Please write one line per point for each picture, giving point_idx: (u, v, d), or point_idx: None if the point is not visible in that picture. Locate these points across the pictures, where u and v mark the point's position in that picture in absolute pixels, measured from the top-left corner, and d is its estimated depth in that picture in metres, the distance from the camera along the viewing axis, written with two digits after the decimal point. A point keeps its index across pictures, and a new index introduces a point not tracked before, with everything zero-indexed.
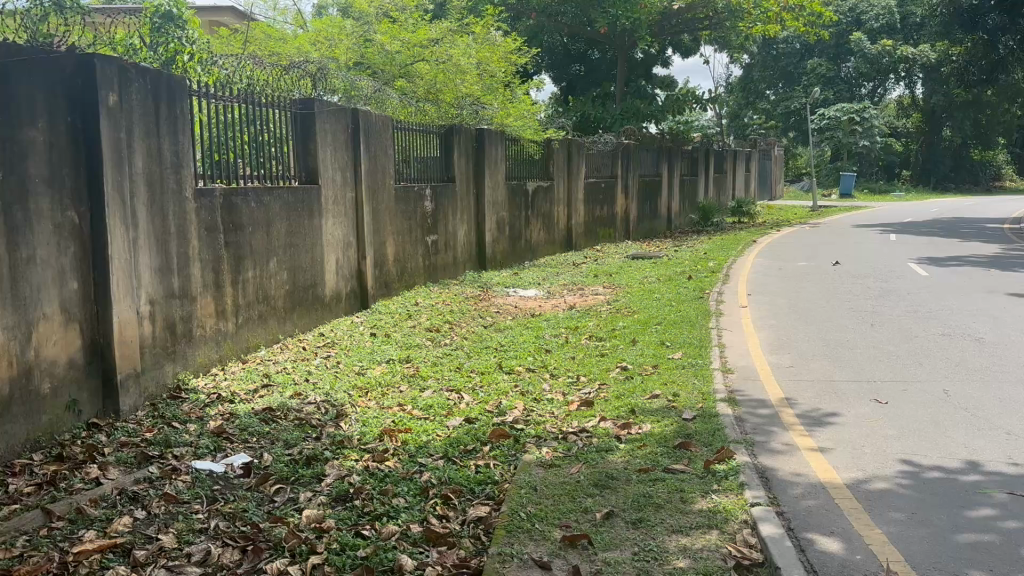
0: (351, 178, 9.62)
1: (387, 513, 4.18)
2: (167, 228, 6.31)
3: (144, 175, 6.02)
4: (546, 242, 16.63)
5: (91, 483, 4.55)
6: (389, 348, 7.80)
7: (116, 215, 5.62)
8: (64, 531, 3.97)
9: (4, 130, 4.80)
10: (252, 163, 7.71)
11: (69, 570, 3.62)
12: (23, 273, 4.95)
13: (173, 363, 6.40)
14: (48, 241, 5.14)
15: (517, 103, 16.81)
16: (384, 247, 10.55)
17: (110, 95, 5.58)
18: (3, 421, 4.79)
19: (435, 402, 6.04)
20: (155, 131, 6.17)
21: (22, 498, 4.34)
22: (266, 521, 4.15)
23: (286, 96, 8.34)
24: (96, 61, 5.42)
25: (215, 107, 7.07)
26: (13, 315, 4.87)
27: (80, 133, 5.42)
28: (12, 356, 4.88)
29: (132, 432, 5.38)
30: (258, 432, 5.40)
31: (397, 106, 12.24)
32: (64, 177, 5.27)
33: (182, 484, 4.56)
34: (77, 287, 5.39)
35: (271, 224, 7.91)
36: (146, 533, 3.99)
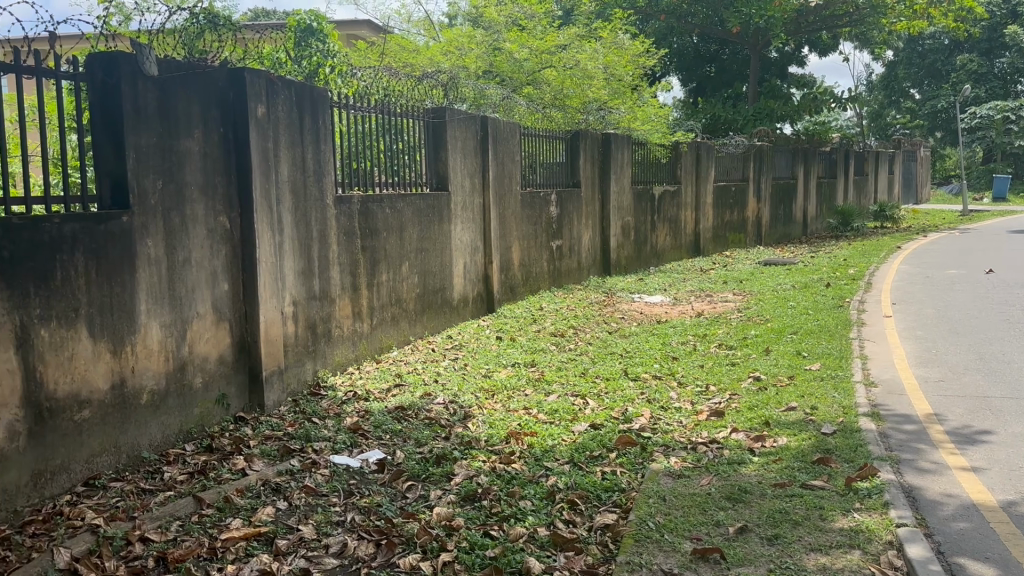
0: (480, 185, 9.77)
1: (515, 515, 4.21)
2: (310, 233, 6.61)
3: (289, 183, 6.33)
4: (673, 247, 16.35)
5: (238, 473, 4.82)
6: (515, 352, 7.87)
7: (263, 220, 5.94)
8: (213, 518, 4.21)
9: (165, 140, 5.15)
10: (387, 170, 7.95)
11: (217, 555, 3.83)
12: (180, 274, 5.30)
13: (314, 361, 6.69)
14: (202, 244, 5.48)
15: (645, 107, 16.62)
16: (510, 252, 10.66)
17: (259, 106, 5.88)
18: (160, 412, 5.14)
19: (560, 407, 6.04)
20: (299, 140, 6.47)
21: (176, 486, 4.64)
22: (399, 516, 4.26)
23: (419, 105, 8.59)
24: (246, 74, 5.74)
25: (354, 117, 7.37)
26: (170, 313, 5.23)
27: (232, 142, 5.75)
28: (169, 352, 5.23)
29: (275, 426, 5.65)
30: (391, 430, 5.56)
31: (525, 113, 12.35)
32: (216, 184, 5.60)
33: (321, 477, 4.75)
34: (227, 288, 5.73)
35: (404, 229, 8.14)
36: (287, 523, 4.18)
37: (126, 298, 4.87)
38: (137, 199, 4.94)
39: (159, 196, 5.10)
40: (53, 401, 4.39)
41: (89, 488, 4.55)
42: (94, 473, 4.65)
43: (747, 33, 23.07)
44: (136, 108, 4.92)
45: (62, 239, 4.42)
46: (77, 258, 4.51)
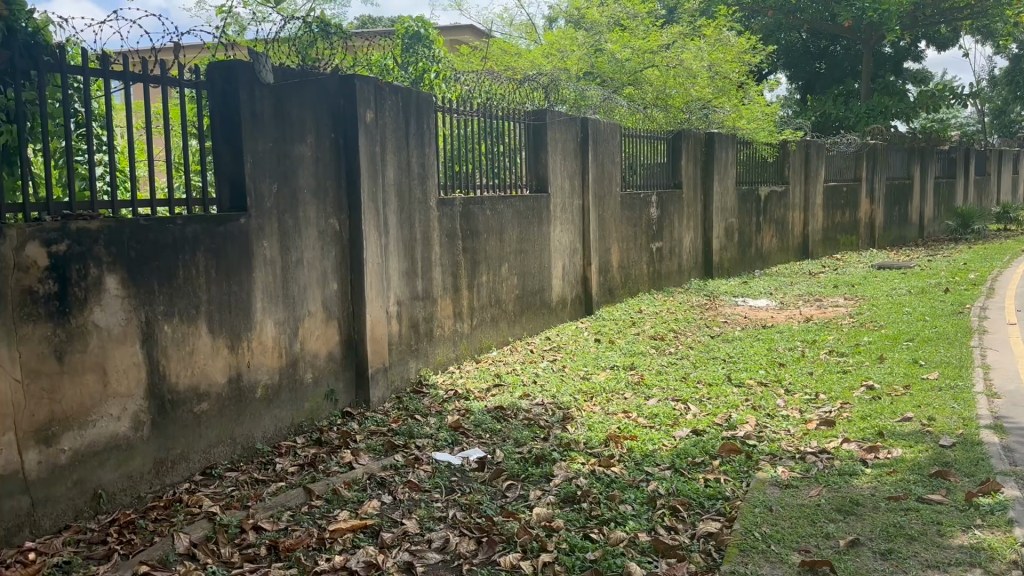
0: (579, 186, 9.76)
1: (615, 518, 4.19)
2: (414, 234, 6.75)
3: (396, 186, 6.49)
4: (779, 250, 15.90)
5: (345, 467, 4.97)
6: (614, 354, 7.83)
7: (371, 222, 6.11)
8: (322, 509, 4.36)
9: (281, 145, 5.37)
10: (488, 173, 8.04)
11: (326, 545, 3.97)
12: (293, 274, 5.52)
13: (416, 360, 6.84)
14: (313, 245, 5.68)
15: (751, 105, 16.21)
16: (610, 254, 10.60)
17: (367, 112, 6.06)
18: (272, 406, 5.36)
19: (661, 411, 5.97)
20: (405, 144, 6.63)
21: (287, 477, 4.83)
22: (499, 515, 4.30)
23: (520, 108, 8.67)
24: (356, 81, 5.92)
25: (457, 121, 7.50)
26: (283, 311, 5.44)
27: (342, 147, 5.94)
28: (282, 348, 5.45)
29: (380, 422, 5.80)
30: (491, 429, 5.62)
31: (626, 113, 12.29)
32: (327, 187, 5.80)
33: (424, 472, 4.86)
34: (337, 288, 5.93)
35: (504, 230, 8.21)
36: (392, 517, 4.29)
37: (242, 296, 5.09)
38: (254, 201, 5.16)
39: (274, 198, 5.32)
40: (174, 394, 4.65)
41: (207, 477, 4.80)
42: (211, 462, 4.89)
43: (859, 27, 22.21)
44: (254, 115, 5.14)
45: (185, 240, 4.66)
46: (198, 258, 4.75)
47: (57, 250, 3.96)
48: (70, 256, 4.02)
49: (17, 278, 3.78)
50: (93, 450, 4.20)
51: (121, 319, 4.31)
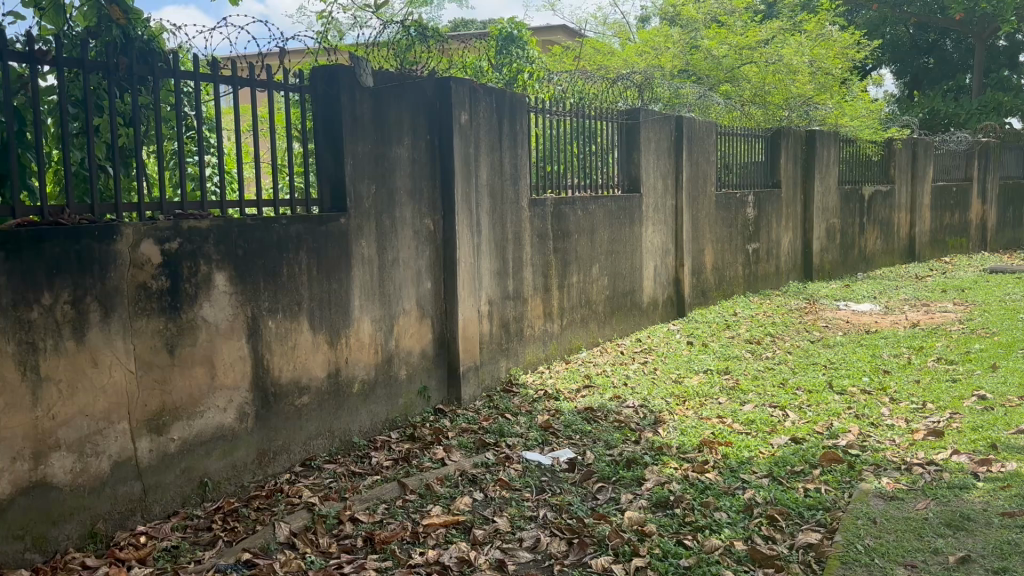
0: (673, 186, 9.62)
1: (710, 526, 4.11)
2: (505, 234, 6.80)
3: (488, 186, 6.54)
4: (883, 252, 15.29)
5: (437, 462, 5.05)
6: (707, 358, 7.68)
7: (464, 222, 6.18)
8: (415, 503, 4.43)
9: (379, 147, 5.49)
10: (580, 173, 8.02)
11: (420, 539, 4.04)
12: (390, 272, 5.63)
13: (507, 359, 6.89)
14: (409, 245, 5.79)
15: (854, 102, 15.63)
16: (704, 255, 10.42)
17: (462, 113, 6.13)
18: (368, 401, 5.49)
19: (757, 417, 5.82)
20: (498, 145, 6.68)
21: (382, 471, 4.94)
22: (591, 517, 4.29)
23: (613, 107, 8.60)
24: (452, 83, 6.00)
25: (550, 121, 7.50)
26: (380, 309, 5.57)
27: (437, 148, 6.03)
28: (377, 345, 5.57)
29: (472, 419, 5.86)
30: (581, 431, 5.61)
31: (722, 111, 12.05)
32: (422, 188, 5.90)
33: (515, 471, 4.89)
34: (430, 287, 6.02)
35: (595, 231, 8.17)
36: (484, 514, 4.33)
37: (341, 293, 5.23)
38: (354, 201, 5.29)
39: (372, 199, 5.45)
40: (277, 387, 4.82)
41: (306, 468, 4.95)
42: (311, 454, 5.05)
43: (972, 20, 21.14)
44: (354, 118, 5.28)
45: (288, 238, 4.81)
46: (300, 256, 4.91)
47: (169, 248, 4.15)
48: (181, 253, 4.21)
49: (133, 274, 3.99)
50: (200, 439, 4.39)
51: (228, 314, 4.49)
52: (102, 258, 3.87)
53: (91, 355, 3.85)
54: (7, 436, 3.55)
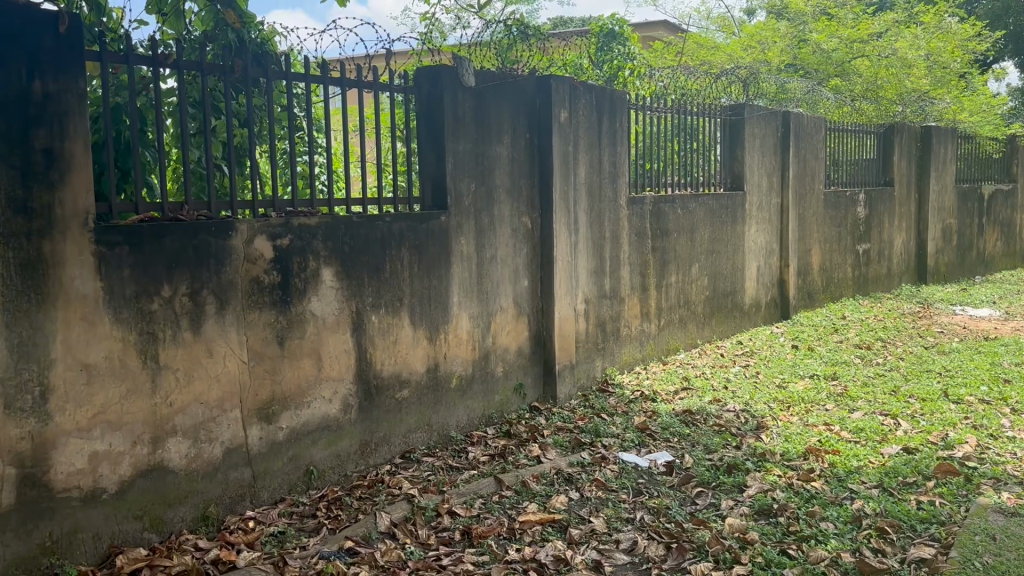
0: (778, 184, 9.35)
1: (815, 536, 3.97)
2: (603, 233, 6.75)
3: (587, 184, 6.51)
4: (1003, 254, 14.46)
5: (533, 460, 5.06)
6: (813, 362, 7.42)
7: (562, 220, 6.17)
8: (512, 500, 4.46)
9: (479, 145, 5.54)
10: (680, 171, 7.88)
11: (516, 536, 4.05)
12: (488, 270, 5.67)
13: (603, 358, 6.84)
14: (507, 243, 5.82)
15: (975, 96, 14.81)
16: (810, 256, 10.08)
17: (562, 112, 6.12)
18: (465, 396, 5.56)
19: (867, 425, 5.59)
20: (597, 142, 6.63)
21: (479, 466, 4.99)
22: (690, 522, 4.21)
23: (716, 103, 8.41)
24: (552, 81, 5.99)
25: (650, 118, 7.39)
26: (477, 305, 5.62)
27: (536, 147, 6.04)
28: (475, 342, 5.63)
29: (567, 418, 5.85)
30: (680, 433, 5.52)
31: (829, 106, 11.65)
32: (521, 186, 5.92)
33: (611, 472, 4.85)
34: (527, 285, 6.04)
35: (696, 230, 8.02)
36: (580, 513, 4.31)
37: (441, 290, 5.31)
38: (454, 200, 5.36)
39: (472, 197, 5.50)
40: (379, 380, 4.93)
41: (405, 460, 5.05)
42: (409, 447, 5.15)
43: None
44: (455, 117, 5.34)
45: (391, 235, 4.91)
46: (402, 253, 5.00)
47: (280, 244, 4.31)
48: (291, 249, 4.37)
49: (247, 268, 4.16)
50: (307, 429, 4.53)
51: (334, 308, 4.62)
52: (218, 253, 4.04)
53: (207, 345, 4.03)
54: (129, 420, 3.75)
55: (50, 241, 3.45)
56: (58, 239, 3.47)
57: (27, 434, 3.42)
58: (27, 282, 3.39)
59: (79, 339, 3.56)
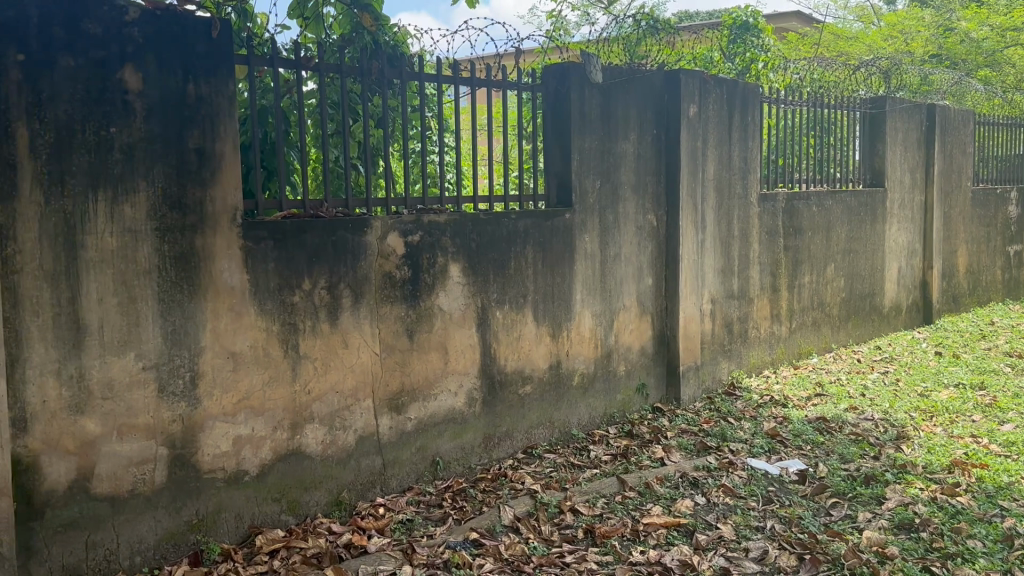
0: (922, 180, 8.83)
1: (961, 554, 3.73)
2: (732, 232, 6.56)
3: (716, 180, 6.34)
4: None
5: (657, 461, 4.98)
6: (958, 370, 6.97)
7: (689, 218, 6.04)
8: (635, 501, 4.40)
9: (605, 142, 5.49)
10: (815, 167, 7.56)
11: (640, 538, 4.00)
12: (611, 268, 5.62)
13: (730, 360, 6.66)
14: (631, 241, 5.75)
15: None
16: (956, 257, 9.48)
17: (691, 106, 5.99)
18: (588, 394, 5.54)
19: (1020, 439, 5.20)
20: (727, 137, 6.45)
21: (601, 465, 4.95)
22: (824, 533, 4.04)
23: (854, 96, 8.01)
24: (682, 76, 5.87)
25: (784, 112, 7.12)
26: (601, 304, 5.58)
27: (664, 143, 5.93)
28: (598, 340, 5.59)
29: (692, 421, 5.73)
30: (812, 441, 5.30)
31: (979, 98, 10.91)
32: (647, 182, 5.83)
33: (739, 478, 4.71)
34: (652, 283, 5.95)
35: (831, 229, 7.68)
36: (707, 518, 4.21)
37: (565, 287, 5.30)
38: (579, 197, 5.34)
39: (597, 194, 5.46)
40: (502, 375, 4.98)
41: (527, 456, 5.08)
42: (531, 443, 5.17)
43: None
44: (582, 114, 5.32)
45: (517, 233, 4.94)
46: (528, 250, 5.02)
47: (411, 240, 4.41)
48: (422, 245, 4.47)
49: (380, 263, 4.28)
50: (433, 421, 4.63)
51: (461, 303, 4.70)
52: (353, 248, 4.18)
53: (342, 337, 4.18)
54: (270, 407, 3.94)
55: (202, 236, 3.66)
56: (208, 234, 3.68)
57: (178, 417, 3.65)
58: (180, 274, 3.61)
59: (226, 329, 3.76)
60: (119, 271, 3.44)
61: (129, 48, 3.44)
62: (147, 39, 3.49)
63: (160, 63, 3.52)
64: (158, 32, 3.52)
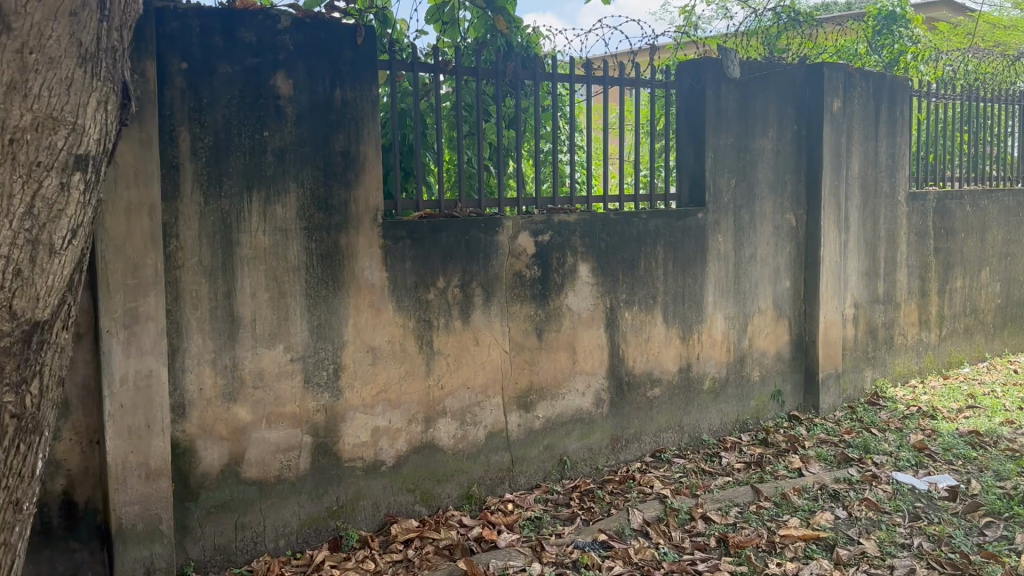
0: None
1: None
2: (877, 233, 6.24)
3: (861, 179, 6.06)
4: None
5: (794, 471, 4.80)
6: None
7: (830, 218, 5.79)
8: (770, 512, 4.26)
9: (742, 139, 5.34)
10: (969, 165, 7.09)
11: (776, 549, 3.87)
12: (746, 269, 5.46)
13: (872, 368, 6.34)
14: (768, 241, 5.57)
15: None
16: None
17: (835, 101, 5.74)
18: (719, 400, 5.40)
19: None
20: (873, 133, 6.14)
21: (734, 472, 4.81)
22: (977, 554, 3.79)
23: (1015, 88, 7.46)
24: (825, 69, 5.64)
25: (935, 106, 6.71)
26: (735, 306, 5.43)
27: (804, 140, 5.71)
28: (731, 343, 5.44)
29: (831, 431, 5.50)
30: (964, 456, 4.98)
31: None
32: (786, 181, 5.63)
33: (884, 493, 4.48)
34: (789, 286, 5.74)
35: (987, 230, 7.19)
36: (848, 533, 4.03)
37: (697, 289, 5.19)
38: (713, 196, 5.21)
39: (731, 193, 5.32)
40: (631, 377, 4.93)
41: (656, 459, 5.00)
42: (660, 447, 5.09)
43: None
44: (718, 110, 5.19)
45: (647, 232, 4.88)
46: (659, 250, 4.95)
47: (542, 240, 4.44)
48: (552, 244, 4.48)
49: (511, 263, 4.33)
50: (561, 420, 4.64)
51: (590, 303, 4.68)
52: (486, 248, 4.24)
53: (474, 334, 4.25)
54: (405, 401, 4.05)
55: (345, 235, 3.80)
56: (352, 234, 3.82)
57: (322, 407, 3.81)
58: (325, 271, 3.76)
59: (366, 324, 3.90)
60: (270, 267, 3.62)
61: (281, 56, 3.62)
62: (298, 47, 3.65)
63: (309, 70, 3.68)
64: (308, 40, 3.68)
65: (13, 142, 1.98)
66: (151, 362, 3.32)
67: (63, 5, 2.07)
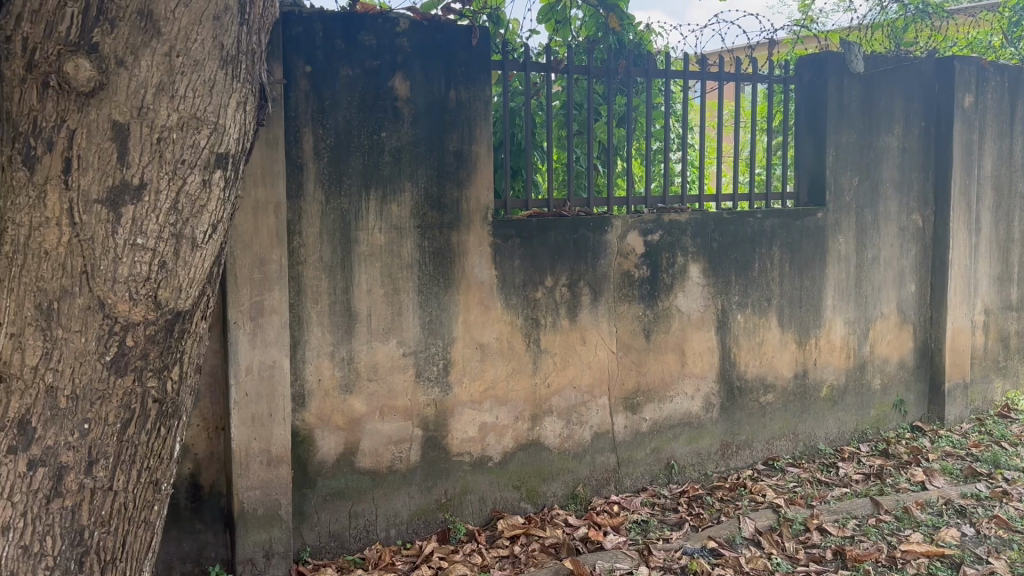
0: None
1: None
2: (1011, 235, 5.88)
3: (994, 178, 5.72)
4: None
5: (917, 485, 4.58)
6: None
7: (960, 219, 5.49)
8: (891, 526, 4.07)
9: (865, 136, 5.13)
10: None
11: (898, 565, 3.70)
12: (868, 272, 5.24)
13: (1003, 379, 5.99)
14: (892, 243, 5.32)
15: None
16: None
17: (967, 96, 5.44)
18: (837, 408, 5.20)
19: None
20: (1008, 130, 5.79)
21: (852, 484, 4.63)
22: None
23: None
24: (956, 62, 5.35)
25: None
26: (855, 310, 5.22)
27: (932, 136, 5.44)
28: (850, 349, 5.23)
29: (957, 443, 5.21)
30: None
31: None
32: (912, 179, 5.37)
33: (1015, 510, 4.22)
34: (914, 290, 5.47)
35: None
36: (976, 551, 3.82)
37: (815, 292, 5.02)
38: (834, 195, 5.02)
39: (854, 193, 5.11)
40: (743, 381, 4.81)
41: (768, 467, 4.87)
42: (773, 454, 4.95)
43: None
44: (841, 106, 5.00)
45: (763, 232, 4.75)
46: (775, 250, 4.81)
47: (652, 239, 4.38)
48: (662, 244, 4.42)
49: (620, 262, 4.29)
50: (669, 423, 4.57)
51: (701, 305, 4.59)
52: (595, 247, 4.22)
53: (582, 334, 4.24)
54: (512, 398, 4.07)
55: (458, 233, 3.86)
56: (464, 232, 3.87)
57: (432, 401, 3.87)
58: (437, 268, 3.83)
59: (476, 321, 3.94)
60: (386, 265, 3.71)
61: (399, 57, 3.70)
62: (415, 49, 3.73)
63: (425, 71, 3.75)
64: (425, 41, 3.75)
65: (160, 141, 2.10)
66: (274, 353, 3.46)
67: (208, 10, 2.18)
